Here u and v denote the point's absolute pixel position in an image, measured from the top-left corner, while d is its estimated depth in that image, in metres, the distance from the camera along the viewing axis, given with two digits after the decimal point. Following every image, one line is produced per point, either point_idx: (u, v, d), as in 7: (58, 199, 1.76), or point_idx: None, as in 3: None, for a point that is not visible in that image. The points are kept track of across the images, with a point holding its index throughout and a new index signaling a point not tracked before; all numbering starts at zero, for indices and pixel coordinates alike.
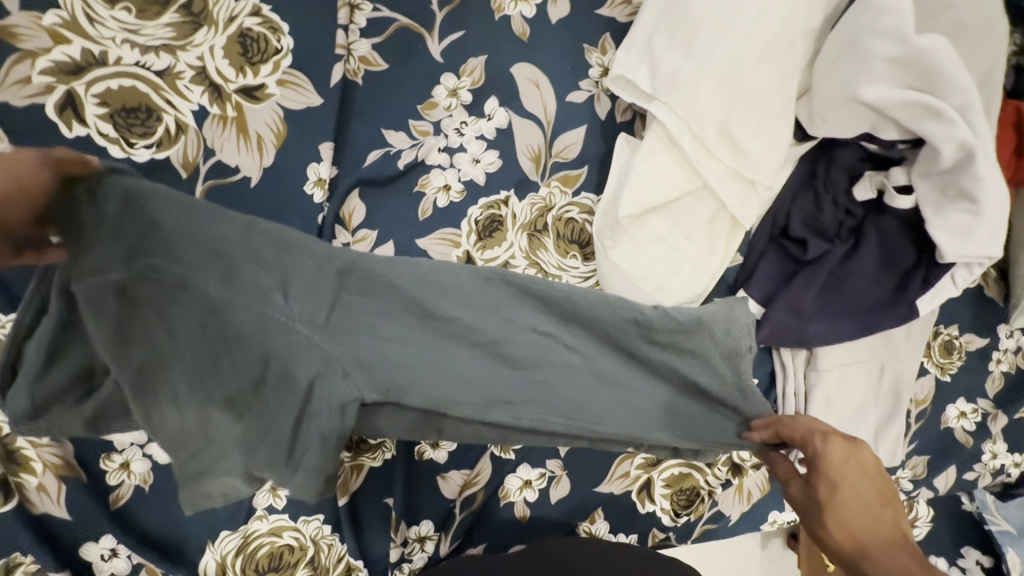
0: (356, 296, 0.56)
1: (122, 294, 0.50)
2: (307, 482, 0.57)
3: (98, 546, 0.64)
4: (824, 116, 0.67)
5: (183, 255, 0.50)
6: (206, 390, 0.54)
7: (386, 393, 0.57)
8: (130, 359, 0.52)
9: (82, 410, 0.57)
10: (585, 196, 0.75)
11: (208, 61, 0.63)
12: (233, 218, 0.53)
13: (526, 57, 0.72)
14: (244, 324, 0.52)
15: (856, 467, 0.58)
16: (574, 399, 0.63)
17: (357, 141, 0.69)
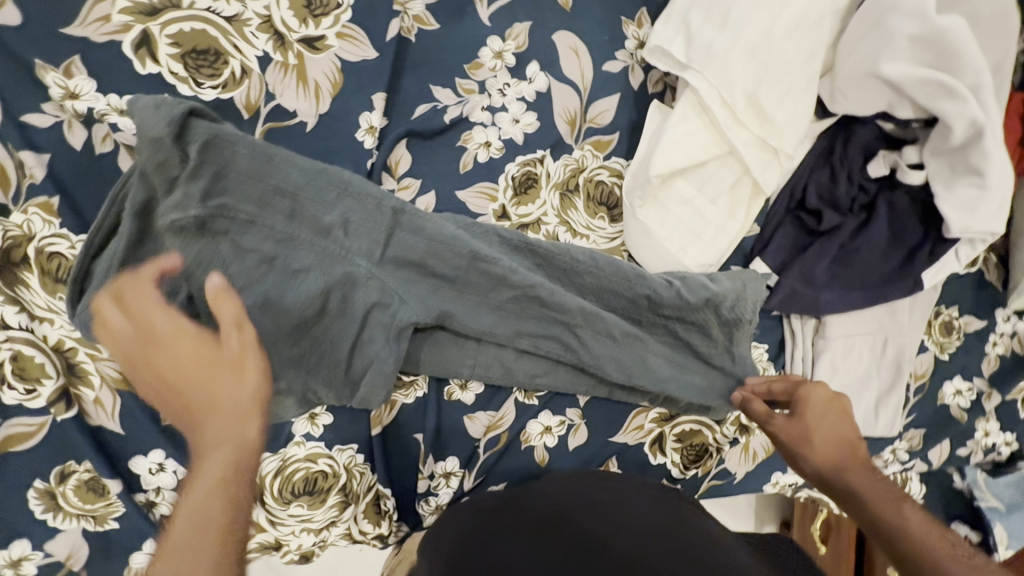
0: (407, 234, 0.65)
1: (200, 229, 0.60)
2: (369, 394, 0.66)
3: (147, 460, 0.68)
4: (845, 92, 0.72)
5: (260, 196, 0.62)
6: (276, 311, 0.62)
7: (436, 318, 0.67)
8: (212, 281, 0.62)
9: None
10: (615, 160, 0.79)
11: (274, 11, 0.68)
12: (304, 168, 0.63)
13: (567, 25, 0.77)
14: (307, 258, 0.63)
15: (835, 404, 0.68)
16: (585, 339, 0.70)
17: (406, 96, 0.73)
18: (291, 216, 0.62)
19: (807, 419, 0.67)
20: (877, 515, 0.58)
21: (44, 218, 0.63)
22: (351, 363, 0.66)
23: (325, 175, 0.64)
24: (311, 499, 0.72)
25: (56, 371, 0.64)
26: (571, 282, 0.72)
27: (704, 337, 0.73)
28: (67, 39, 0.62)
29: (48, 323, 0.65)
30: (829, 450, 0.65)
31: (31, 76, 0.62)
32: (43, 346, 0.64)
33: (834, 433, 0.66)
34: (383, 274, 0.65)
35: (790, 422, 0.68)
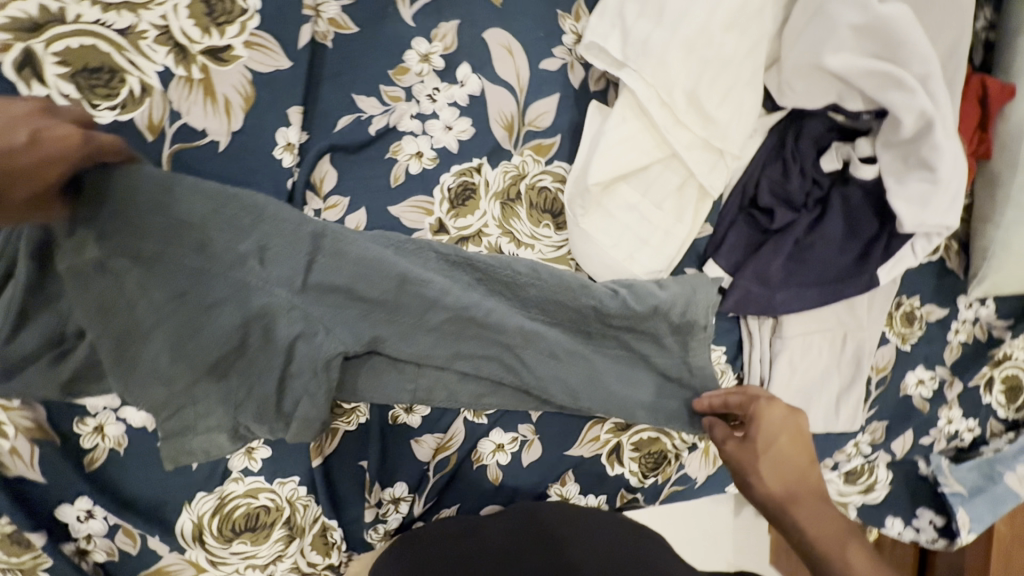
0: (329, 260, 0.61)
1: (103, 267, 0.56)
2: (300, 431, 0.63)
3: (73, 508, 0.65)
4: (793, 85, 0.67)
5: (170, 229, 0.57)
6: (194, 351, 0.59)
7: (367, 345, 0.63)
8: (118, 324, 0.57)
9: (55, 379, 0.59)
10: (558, 165, 0.75)
11: (171, 20, 0.62)
12: (210, 192, 0.58)
13: (499, 22, 0.72)
14: (222, 291, 0.58)
15: (793, 427, 0.63)
16: (528, 360, 0.67)
17: (327, 106, 0.68)
18: (206, 248, 0.58)
19: (763, 447, 0.62)
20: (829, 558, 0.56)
21: None
22: (280, 399, 0.62)
23: (237, 201, 0.59)
24: (255, 535, 0.70)
25: None
26: (514, 296, 0.68)
27: (655, 347, 0.71)
28: None
29: None
30: (784, 481, 0.61)
31: None
32: None
33: (789, 460, 0.62)
34: (306, 302, 0.61)
35: (746, 448, 0.63)
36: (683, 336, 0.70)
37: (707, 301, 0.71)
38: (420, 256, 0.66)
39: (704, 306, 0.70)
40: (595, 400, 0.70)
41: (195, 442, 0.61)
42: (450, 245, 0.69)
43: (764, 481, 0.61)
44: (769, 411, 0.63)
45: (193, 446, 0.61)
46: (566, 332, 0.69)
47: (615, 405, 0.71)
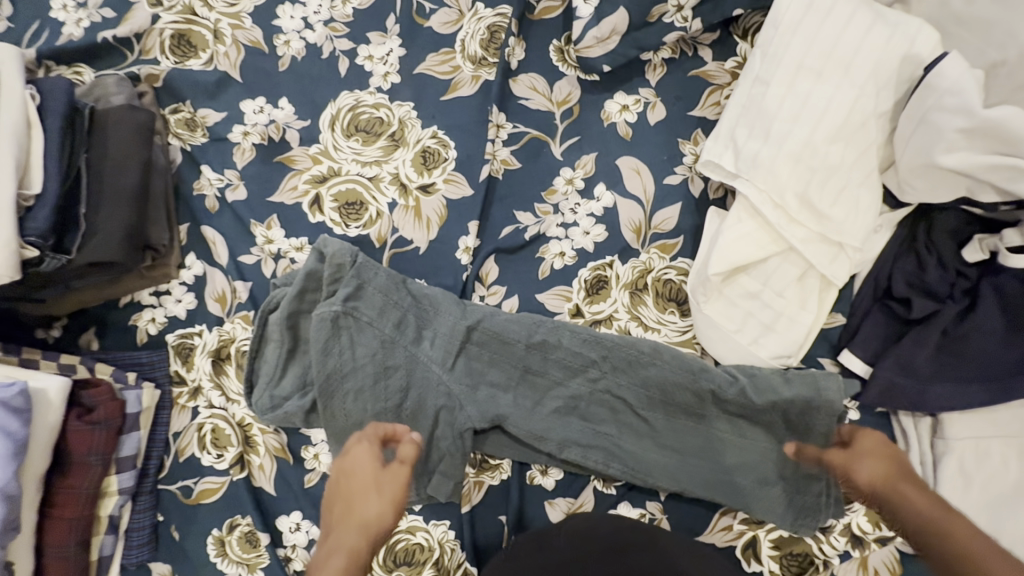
0: (475, 347, 0.81)
1: (336, 322, 0.79)
2: (449, 467, 0.80)
3: (288, 519, 0.84)
4: (912, 184, 0.72)
5: (379, 305, 0.81)
6: (377, 397, 0.79)
7: (492, 421, 0.79)
8: (338, 363, 0.79)
9: (299, 410, 0.81)
10: (682, 261, 0.86)
11: (400, 170, 0.91)
12: (418, 293, 0.83)
13: (629, 151, 0.89)
14: (399, 358, 0.80)
15: (888, 451, 0.71)
16: (631, 433, 0.79)
17: (495, 220, 0.90)
18: (396, 325, 0.81)
19: (858, 456, 0.72)
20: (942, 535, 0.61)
21: (243, 326, 0.89)
22: (428, 454, 0.80)
23: (422, 298, 0.83)
24: (409, 570, 0.81)
25: (237, 441, 0.86)
26: (627, 374, 0.79)
27: (770, 435, 0.77)
28: (270, 203, 0.92)
29: (238, 403, 0.87)
30: (874, 479, 0.69)
31: (247, 230, 0.91)
32: (232, 421, 0.86)
33: (886, 455, 0.71)
34: (450, 380, 0.80)
35: (840, 454, 0.73)
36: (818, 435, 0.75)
37: (835, 399, 0.74)
38: (559, 334, 0.81)
39: (829, 408, 0.74)
40: (705, 474, 0.77)
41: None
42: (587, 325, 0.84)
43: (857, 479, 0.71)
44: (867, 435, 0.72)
45: None
46: (674, 412, 0.79)
47: (721, 475, 0.77)
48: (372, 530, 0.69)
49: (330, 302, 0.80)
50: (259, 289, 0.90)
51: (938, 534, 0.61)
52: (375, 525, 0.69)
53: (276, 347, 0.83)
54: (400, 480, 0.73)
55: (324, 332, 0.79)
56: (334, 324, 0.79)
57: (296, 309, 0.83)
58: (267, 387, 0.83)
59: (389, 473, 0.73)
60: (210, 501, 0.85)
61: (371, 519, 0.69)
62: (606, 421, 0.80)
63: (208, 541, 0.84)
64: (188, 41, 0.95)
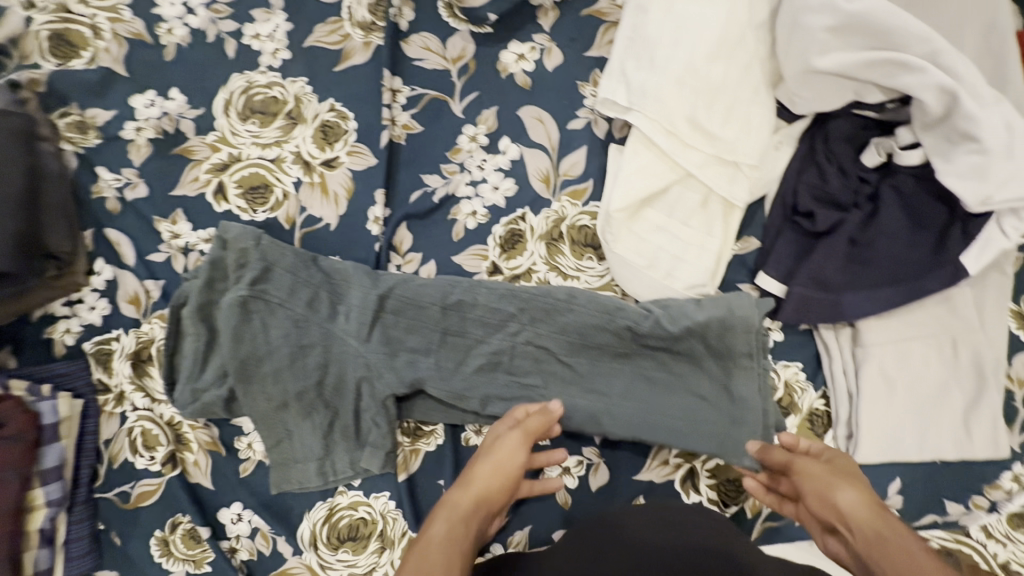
0: (391, 315, 0.80)
1: (245, 307, 0.78)
2: (381, 437, 0.79)
3: (229, 511, 0.83)
4: (801, 94, 0.71)
5: (287, 284, 0.79)
6: (297, 375, 0.78)
7: (411, 385, 0.78)
8: (253, 348, 0.78)
9: (221, 399, 0.80)
10: (594, 205, 0.85)
11: (301, 147, 0.89)
12: (330, 269, 0.82)
13: (530, 101, 0.88)
14: (314, 335, 0.79)
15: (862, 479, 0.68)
16: (554, 382, 0.78)
17: (403, 187, 0.88)
18: (308, 303, 0.79)
19: (841, 468, 0.68)
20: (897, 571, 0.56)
21: (162, 325, 0.87)
22: (358, 426, 0.81)
23: (334, 273, 0.82)
24: (355, 545, 0.81)
25: (168, 439, 0.85)
26: (546, 323, 0.78)
27: (696, 368, 0.76)
28: (173, 198, 0.89)
29: (165, 403, 0.86)
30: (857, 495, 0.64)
31: (152, 228, 0.89)
32: (160, 421, 0.85)
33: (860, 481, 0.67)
34: (367, 352, 0.79)
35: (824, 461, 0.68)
36: (740, 353, 0.75)
37: (748, 316, 0.73)
38: (474, 292, 0.80)
39: (744, 320, 0.74)
40: (635, 414, 0.75)
41: (293, 444, 0.80)
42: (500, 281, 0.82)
43: (843, 489, 0.65)
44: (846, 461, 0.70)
45: (293, 472, 0.80)
46: (598, 355, 0.77)
47: (654, 415, 0.75)
48: (478, 493, 0.69)
49: (237, 288, 0.79)
50: (172, 286, 0.88)
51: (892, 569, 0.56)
52: (486, 495, 0.69)
53: (191, 342, 0.82)
54: (514, 445, 0.71)
55: (234, 318, 0.78)
56: (243, 310, 0.78)
57: (207, 301, 0.81)
58: (187, 383, 0.81)
59: (506, 441, 0.72)
60: (149, 503, 0.84)
61: (490, 483, 0.70)
62: (531, 372, 0.78)
63: (151, 542, 0.83)
64: (67, 40, 0.91)
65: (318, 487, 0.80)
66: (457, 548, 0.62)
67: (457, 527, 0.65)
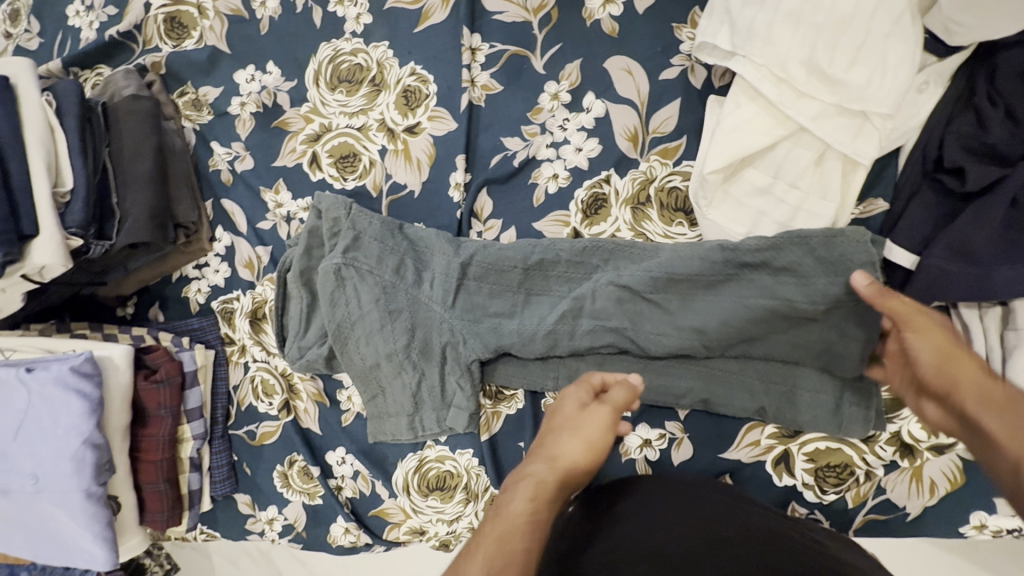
0: (473, 282, 0.81)
1: (338, 274, 0.83)
2: (463, 402, 0.82)
3: (334, 454, 0.93)
4: (958, 21, 0.58)
5: (374, 253, 0.82)
6: (385, 341, 0.82)
7: (496, 351, 0.80)
8: (345, 312, 0.83)
9: (321, 358, 0.88)
10: (687, 164, 0.78)
11: (385, 114, 0.90)
12: (415, 236, 0.84)
13: (617, 50, 0.80)
14: (401, 301, 0.82)
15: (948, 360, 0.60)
16: (642, 345, 0.73)
17: (484, 152, 0.87)
18: (394, 270, 0.82)
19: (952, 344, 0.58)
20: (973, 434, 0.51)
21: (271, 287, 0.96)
22: (443, 389, 0.83)
23: (420, 241, 0.84)
24: (442, 494, 0.87)
25: (282, 388, 0.95)
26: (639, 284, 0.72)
27: (806, 339, 0.67)
28: (275, 169, 0.96)
29: (276, 356, 0.96)
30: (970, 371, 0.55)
31: (259, 198, 0.97)
32: (275, 372, 0.96)
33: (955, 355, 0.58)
34: (452, 318, 0.81)
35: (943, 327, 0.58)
36: (860, 339, 0.65)
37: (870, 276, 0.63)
38: (552, 262, 0.78)
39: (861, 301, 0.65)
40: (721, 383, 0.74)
41: (386, 400, 0.86)
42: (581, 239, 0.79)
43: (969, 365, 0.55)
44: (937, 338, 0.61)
45: (386, 426, 0.86)
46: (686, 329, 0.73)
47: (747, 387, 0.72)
48: (565, 469, 0.60)
49: (331, 255, 0.83)
50: (278, 251, 0.96)
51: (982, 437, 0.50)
52: (577, 472, 0.60)
53: (297, 304, 0.89)
54: (603, 423, 0.63)
55: (330, 283, 0.83)
56: (337, 277, 0.83)
57: (307, 269, 0.88)
58: (295, 341, 0.90)
59: (591, 412, 0.64)
60: (271, 442, 0.96)
61: (576, 463, 0.60)
62: (615, 314, 0.74)
63: (274, 474, 0.96)
64: (181, 22, 0.98)
65: (410, 439, 0.86)
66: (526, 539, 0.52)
67: (540, 510, 0.55)
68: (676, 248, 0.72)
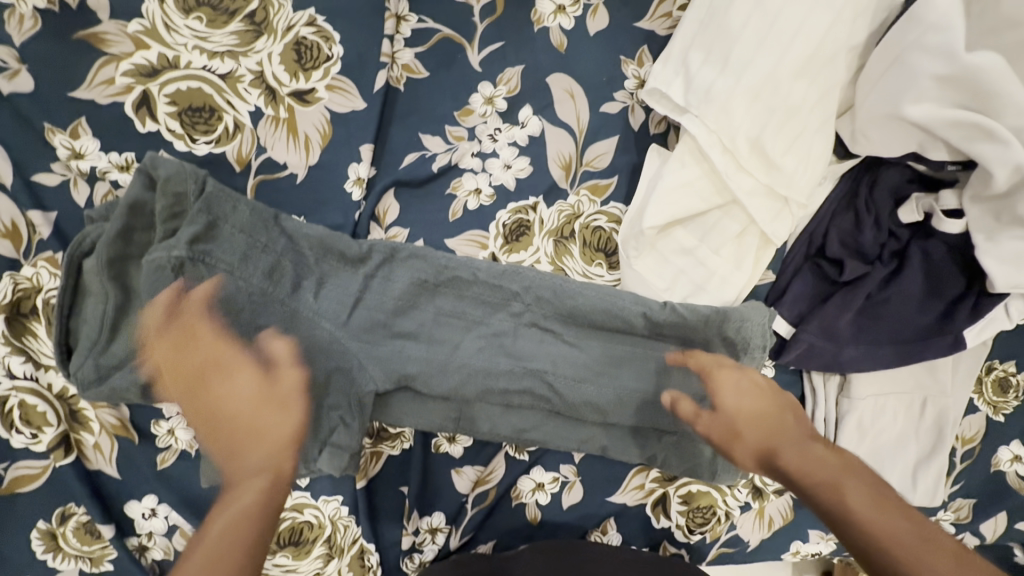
0: (375, 297, 0.68)
1: (180, 271, 0.61)
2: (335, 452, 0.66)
3: (140, 505, 0.70)
4: (868, 133, 0.65)
5: (241, 248, 0.63)
6: (238, 368, 0.63)
7: (397, 381, 0.68)
8: (183, 323, 0.62)
9: (138, 382, 0.64)
10: (614, 206, 0.76)
11: (266, 66, 0.69)
12: (298, 235, 0.67)
13: (563, 68, 0.73)
14: (276, 314, 0.65)
15: (761, 394, 0.65)
16: (558, 388, 0.70)
17: (396, 145, 0.72)
18: (267, 275, 0.64)
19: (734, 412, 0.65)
20: (814, 492, 0.55)
21: (51, 271, 0.67)
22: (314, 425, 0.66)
23: (307, 239, 0.67)
24: (297, 549, 0.72)
25: (58, 418, 0.68)
26: (555, 327, 0.71)
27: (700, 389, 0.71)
28: (74, 102, 0.66)
29: (54, 370, 0.68)
30: (790, 440, 0.61)
31: (41, 138, 0.66)
32: (48, 394, 0.67)
33: (767, 411, 0.64)
34: (345, 337, 0.67)
35: (718, 426, 0.66)
36: None
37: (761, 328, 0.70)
38: (463, 286, 0.70)
39: (758, 360, 0.70)
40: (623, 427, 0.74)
41: None
42: (497, 263, 0.72)
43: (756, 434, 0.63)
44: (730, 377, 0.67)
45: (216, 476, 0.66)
46: (600, 376, 0.71)
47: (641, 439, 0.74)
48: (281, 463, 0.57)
49: (167, 245, 0.60)
50: (70, 220, 0.67)
51: (830, 489, 0.54)
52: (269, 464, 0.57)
53: (97, 306, 0.63)
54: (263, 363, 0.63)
55: (162, 284, 0.61)
56: (177, 273, 0.61)
57: (118, 262, 0.63)
58: (88, 358, 0.63)
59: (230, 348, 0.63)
60: (29, 489, 0.67)
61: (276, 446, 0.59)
62: (536, 356, 0.70)
63: (33, 536, 0.68)
64: None
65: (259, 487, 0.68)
66: (253, 526, 0.50)
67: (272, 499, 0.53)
68: (601, 291, 0.71)
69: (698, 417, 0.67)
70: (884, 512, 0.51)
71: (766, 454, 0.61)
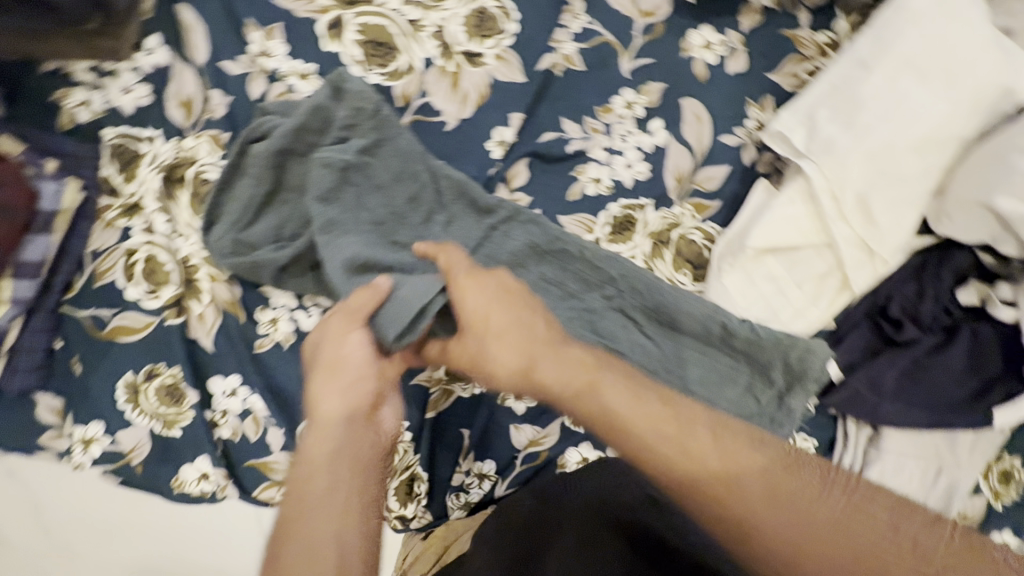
0: (493, 247, 0.73)
1: (342, 173, 0.68)
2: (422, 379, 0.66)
3: (223, 382, 0.73)
4: (950, 215, 0.75)
5: (395, 168, 0.70)
6: None
7: None
8: (325, 218, 0.67)
9: (272, 263, 0.68)
10: (710, 225, 0.82)
11: (448, 24, 0.77)
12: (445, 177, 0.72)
13: (697, 94, 0.82)
14: (406, 236, 0.70)
15: (509, 298, 0.61)
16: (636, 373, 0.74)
17: (540, 121, 0.80)
18: (409, 199, 0.71)
19: (493, 336, 0.59)
20: (726, 512, 0.49)
21: (210, 147, 0.72)
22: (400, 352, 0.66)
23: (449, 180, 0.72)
24: None
25: (178, 280, 0.72)
26: (637, 318, 0.75)
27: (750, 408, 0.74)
28: (278, 10, 0.74)
29: (184, 238, 0.72)
30: (634, 407, 0.55)
31: (239, 32, 0.73)
32: (174, 257, 0.72)
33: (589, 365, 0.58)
34: None
35: (471, 344, 0.61)
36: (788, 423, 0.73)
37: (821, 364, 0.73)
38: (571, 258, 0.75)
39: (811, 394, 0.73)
40: None
41: None
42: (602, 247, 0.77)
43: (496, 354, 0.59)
44: (472, 290, 0.60)
45: None
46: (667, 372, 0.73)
47: None
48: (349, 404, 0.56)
49: (339, 149, 0.68)
50: (241, 107, 0.73)
51: (724, 491, 0.50)
52: (343, 420, 0.55)
53: (250, 186, 0.69)
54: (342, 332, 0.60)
55: (325, 179, 0.67)
56: (340, 173, 0.67)
57: (285, 153, 0.69)
58: (232, 231, 0.69)
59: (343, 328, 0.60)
60: (126, 340, 0.71)
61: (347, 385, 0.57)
62: (618, 338, 0.74)
63: (119, 383, 0.71)
64: None
65: None
66: (354, 464, 0.53)
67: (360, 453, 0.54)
68: (684, 294, 0.75)
69: (444, 350, 0.63)
70: (795, 514, 0.49)
71: (525, 375, 0.58)
